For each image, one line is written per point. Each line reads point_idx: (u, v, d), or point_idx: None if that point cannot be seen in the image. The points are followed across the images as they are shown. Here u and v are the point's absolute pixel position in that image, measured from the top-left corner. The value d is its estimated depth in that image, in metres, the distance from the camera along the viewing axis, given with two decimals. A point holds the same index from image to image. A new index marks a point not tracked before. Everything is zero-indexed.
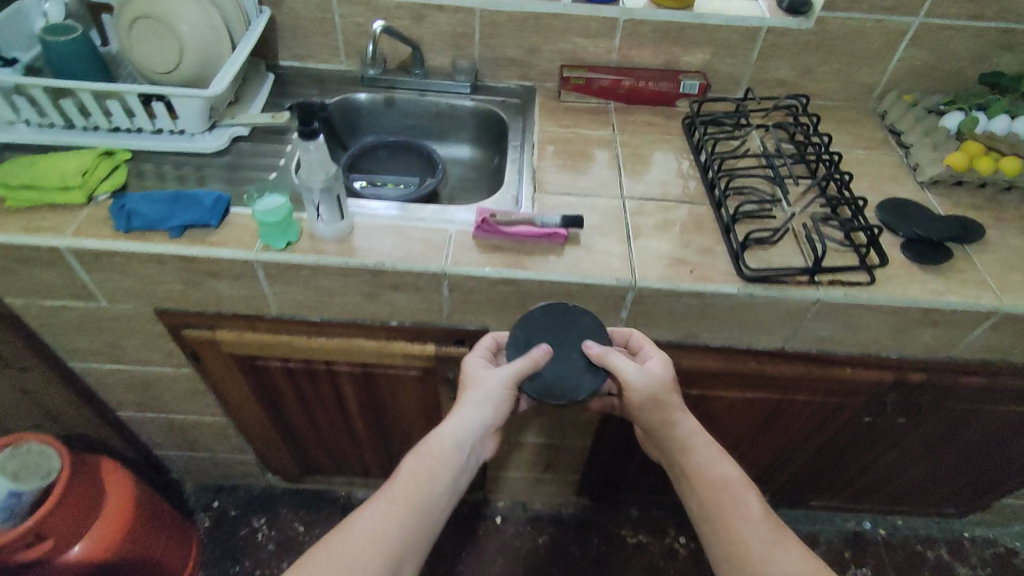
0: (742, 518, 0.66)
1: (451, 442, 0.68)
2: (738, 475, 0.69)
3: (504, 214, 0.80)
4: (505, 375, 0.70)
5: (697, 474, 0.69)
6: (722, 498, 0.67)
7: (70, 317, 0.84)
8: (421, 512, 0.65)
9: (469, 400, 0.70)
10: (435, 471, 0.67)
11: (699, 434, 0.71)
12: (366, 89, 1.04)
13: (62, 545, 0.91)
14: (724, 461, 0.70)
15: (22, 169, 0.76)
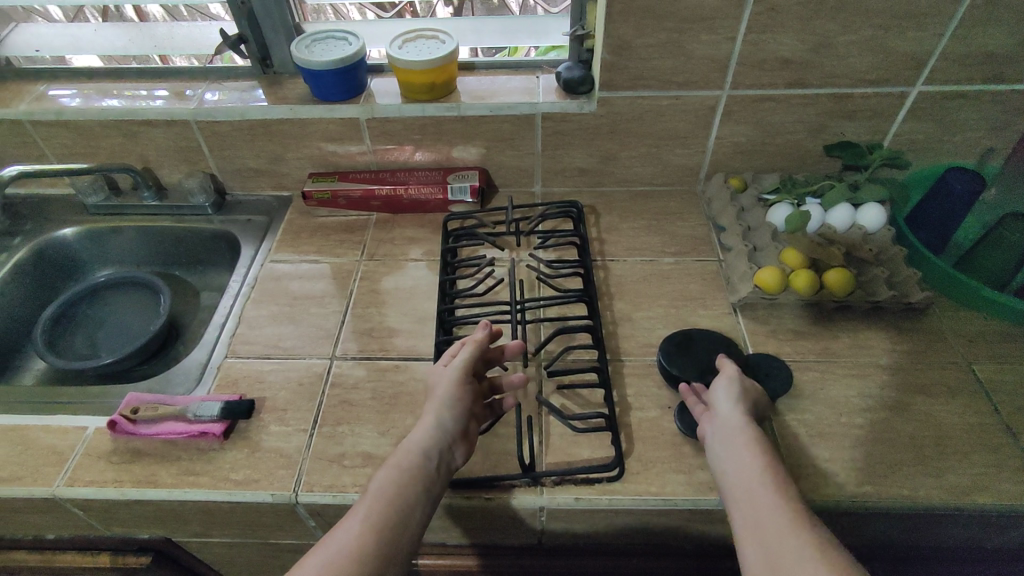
0: (779, 510, 0.48)
1: (416, 451, 0.55)
2: (773, 465, 0.53)
3: (151, 405, 0.64)
4: (460, 364, 0.61)
5: (734, 466, 0.53)
6: (761, 488, 0.50)
7: None
8: (402, 522, 0.51)
9: (435, 402, 0.59)
10: (415, 479, 0.54)
11: (726, 416, 0.57)
12: (87, 216, 0.89)
13: None
14: (760, 445, 0.54)
15: None
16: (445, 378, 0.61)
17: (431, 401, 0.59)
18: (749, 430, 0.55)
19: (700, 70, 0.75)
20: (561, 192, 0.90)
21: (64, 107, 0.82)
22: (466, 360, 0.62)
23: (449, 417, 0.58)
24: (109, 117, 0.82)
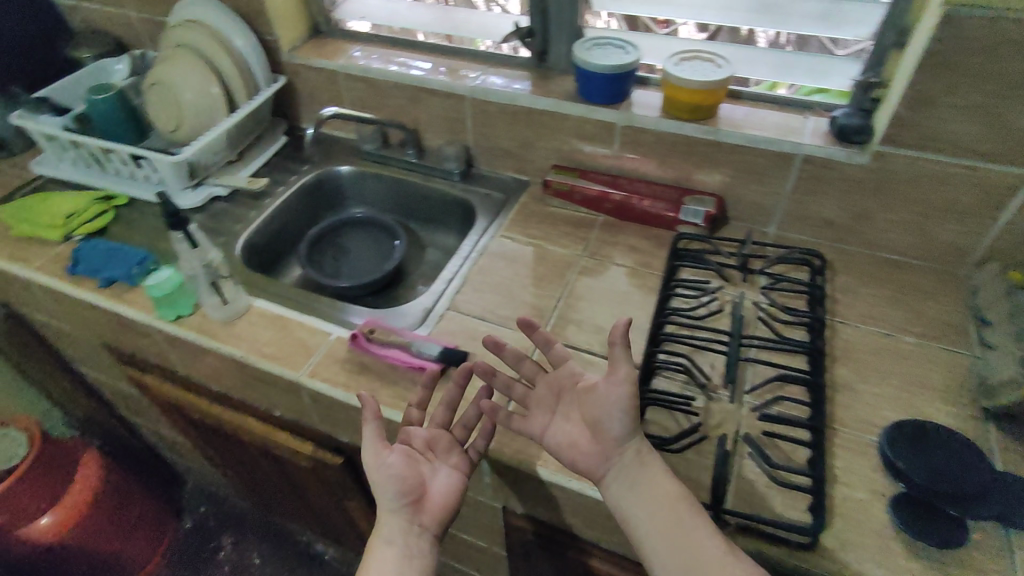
0: (700, 553, 0.52)
1: (389, 535, 0.60)
2: (669, 502, 0.55)
3: (385, 329, 0.72)
4: (371, 451, 0.60)
5: (642, 511, 0.55)
6: (672, 530, 0.54)
7: (55, 330, 0.97)
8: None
9: (384, 484, 0.60)
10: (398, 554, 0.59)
11: (619, 448, 0.58)
12: (361, 161, 1.03)
13: (32, 514, 1.04)
14: (654, 484, 0.56)
15: (26, 208, 0.91)
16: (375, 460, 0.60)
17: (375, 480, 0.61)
18: (649, 467, 0.57)
19: (1010, 144, 0.66)
20: (798, 239, 0.85)
21: (371, 67, 0.96)
22: (377, 433, 0.60)
23: (403, 496, 0.60)
24: (403, 81, 0.94)
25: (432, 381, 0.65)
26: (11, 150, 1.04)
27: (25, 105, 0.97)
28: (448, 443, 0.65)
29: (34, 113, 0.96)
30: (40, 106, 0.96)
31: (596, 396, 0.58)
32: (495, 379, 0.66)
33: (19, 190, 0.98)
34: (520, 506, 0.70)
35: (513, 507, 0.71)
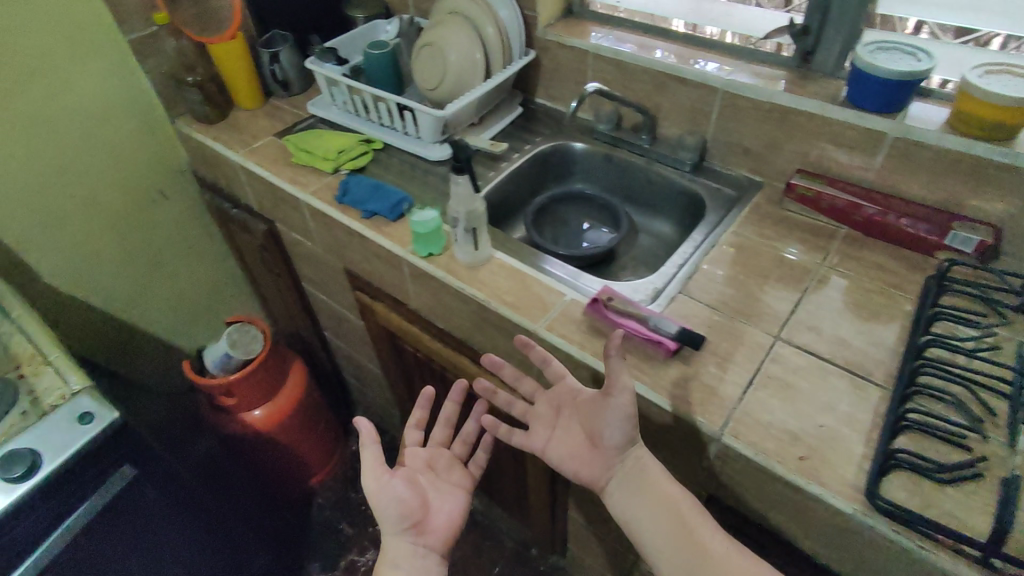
0: (698, 532, 0.63)
1: (397, 556, 0.71)
2: (664, 480, 0.67)
3: (622, 301, 0.74)
4: (372, 473, 0.71)
5: (643, 513, 0.65)
6: (671, 517, 0.64)
7: (304, 251, 1.12)
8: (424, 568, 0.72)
9: (391, 513, 0.71)
10: (412, 564, 0.71)
11: (622, 455, 0.68)
12: (592, 140, 1.07)
13: (251, 405, 1.20)
14: (636, 467, 0.67)
15: (307, 140, 1.04)
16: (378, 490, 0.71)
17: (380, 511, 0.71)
18: (639, 463, 0.68)
19: None
20: None
21: (623, 50, 0.98)
22: (381, 459, 0.72)
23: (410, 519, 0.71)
24: (653, 66, 0.96)
25: (428, 403, 0.84)
26: (292, 89, 1.21)
27: (315, 55, 1.10)
28: (449, 461, 0.85)
29: (322, 59, 1.09)
30: (327, 54, 1.09)
31: (604, 422, 0.67)
32: (499, 395, 0.83)
33: (295, 125, 1.13)
34: (730, 500, 0.69)
35: (721, 499, 0.70)
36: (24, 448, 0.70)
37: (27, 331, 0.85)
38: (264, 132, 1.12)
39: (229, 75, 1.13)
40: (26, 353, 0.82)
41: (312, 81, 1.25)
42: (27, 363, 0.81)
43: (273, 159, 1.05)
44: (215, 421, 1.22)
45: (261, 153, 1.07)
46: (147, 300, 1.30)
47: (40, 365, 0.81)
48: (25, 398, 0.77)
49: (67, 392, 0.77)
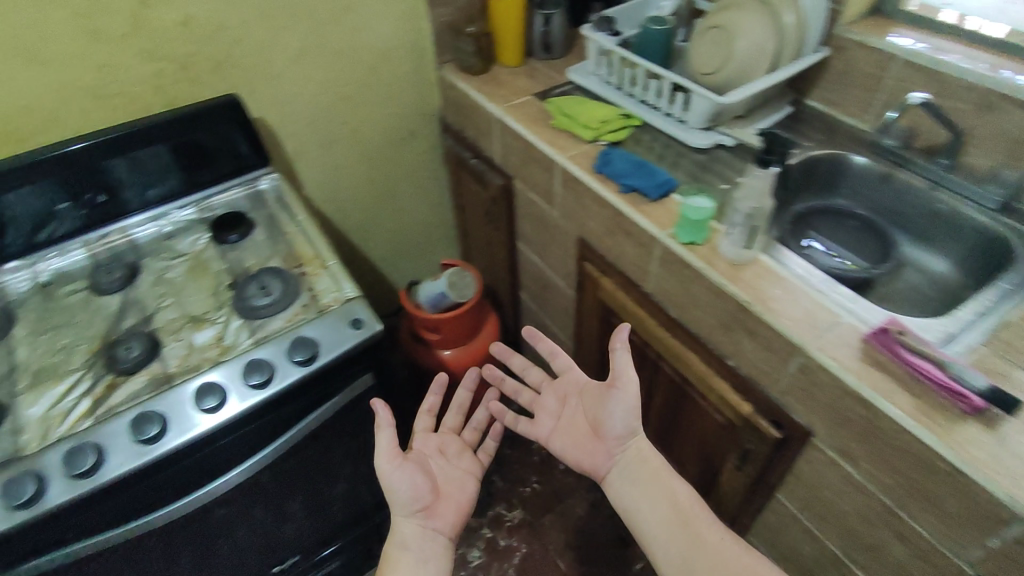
0: (675, 505, 0.82)
1: (406, 535, 0.80)
2: (656, 463, 0.85)
3: (917, 338, 0.67)
4: (388, 452, 0.79)
5: (645, 497, 0.83)
6: (663, 495, 0.82)
7: (535, 210, 1.15)
8: (435, 545, 0.81)
9: (403, 496, 0.79)
10: (420, 540, 0.80)
11: (622, 443, 0.86)
12: (874, 155, 0.98)
13: (444, 345, 1.26)
14: (642, 450, 0.86)
15: (569, 105, 1.06)
16: (392, 474, 0.79)
17: (393, 494, 0.79)
18: (632, 449, 0.86)
19: None
20: None
21: (945, 60, 0.88)
22: (393, 444, 0.80)
23: (421, 500, 0.80)
24: (983, 83, 0.84)
25: (438, 389, 0.94)
26: (552, 53, 1.23)
27: (591, 22, 1.10)
28: (459, 448, 0.92)
29: (597, 28, 1.09)
30: (603, 24, 1.09)
31: (606, 409, 0.84)
32: (506, 382, 1.01)
33: (554, 89, 1.14)
34: None
35: None
36: (154, 412, 0.72)
37: (311, 236, 0.95)
38: (524, 91, 1.16)
39: (502, 35, 1.19)
40: (309, 255, 0.92)
41: (571, 49, 1.26)
42: (309, 264, 0.91)
43: (532, 118, 1.08)
44: (411, 350, 1.31)
45: (520, 111, 1.11)
46: (374, 227, 1.43)
47: (320, 269, 0.90)
48: (307, 294, 0.86)
49: (342, 298, 0.85)
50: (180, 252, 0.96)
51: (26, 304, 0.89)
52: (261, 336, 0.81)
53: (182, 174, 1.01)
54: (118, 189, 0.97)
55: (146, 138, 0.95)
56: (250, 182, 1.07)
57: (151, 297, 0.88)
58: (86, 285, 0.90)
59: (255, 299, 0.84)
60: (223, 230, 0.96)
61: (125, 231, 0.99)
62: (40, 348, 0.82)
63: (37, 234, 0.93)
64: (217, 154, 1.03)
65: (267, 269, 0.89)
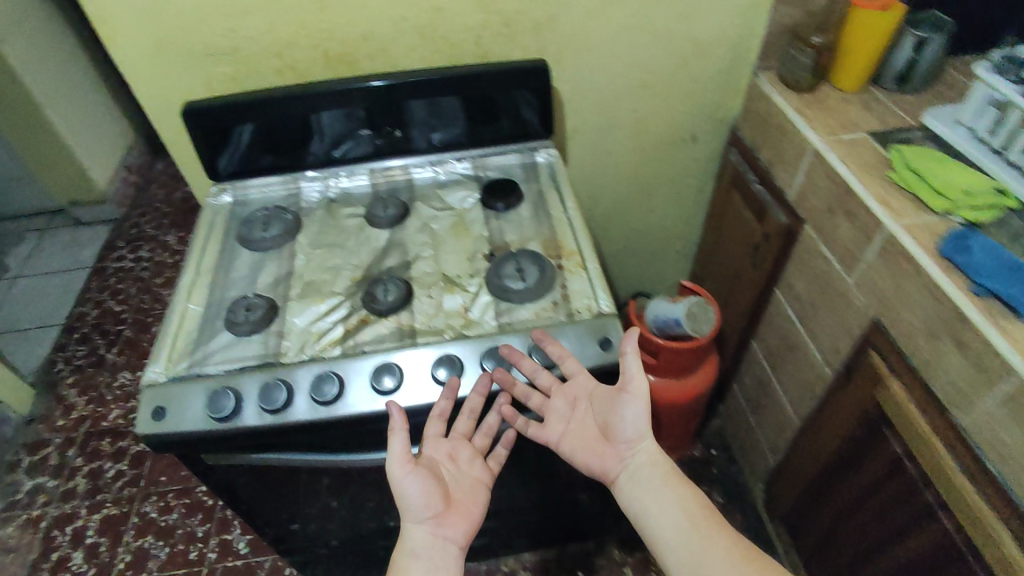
0: (681, 513, 0.74)
1: (416, 540, 0.73)
2: (662, 467, 0.77)
3: None
4: (400, 455, 0.70)
5: (656, 502, 0.75)
6: (672, 504, 0.75)
7: (819, 266, 0.96)
8: (444, 554, 0.73)
9: (415, 500, 0.73)
10: (433, 547, 0.73)
11: (634, 447, 0.78)
12: None
13: (654, 371, 1.16)
14: (648, 458, 0.78)
15: (920, 159, 0.85)
16: (404, 476, 0.71)
17: (407, 496, 0.72)
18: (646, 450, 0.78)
19: None
20: None
21: None
22: (405, 446, 0.70)
23: (434, 501, 0.73)
24: None
25: (453, 395, 0.71)
26: (908, 87, 1.01)
27: (989, 60, 0.84)
28: (470, 455, 0.78)
29: (997, 68, 0.83)
30: (1009, 64, 0.83)
31: (619, 412, 0.76)
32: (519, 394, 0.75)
33: (897, 133, 0.94)
34: None
35: None
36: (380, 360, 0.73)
37: (576, 228, 0.89)
38: (856, 125, 0.96)
39: (851, 49, 0.98)
40: (569, 248, 0.87)
41: (929, 86, 1.02)
42: (568, 258, 0.85)
43: (860, 161, 0.89)
44: None
45: (847, 148, 0.92)
46: (616, 221, 1.35)
47: (577, 268, 0.84)
48: (559, 292, 0.81)
49: (593, 310, 0.78)
50: (448, 206, 0.96)
51: (313, 214, 0.95)
52: (505, 322, 0.78)
53: (466, 125, 1.01)
54: (414, 129, 0.99)
55: (451, 86, 0.94)
56: (528, 152, 1.03)
57: (414, 243, 0.90)
58: (364, 213, 0.94)
59: (508, 280, 0.81)
60: (493, 195, 0.95)
61: (407, 169, 1.02)
62: (315, 260, 0.88)
63: (336, 149, 1.00)
64: (507, 115, 1.00)
65: (527, 251, 0.85)
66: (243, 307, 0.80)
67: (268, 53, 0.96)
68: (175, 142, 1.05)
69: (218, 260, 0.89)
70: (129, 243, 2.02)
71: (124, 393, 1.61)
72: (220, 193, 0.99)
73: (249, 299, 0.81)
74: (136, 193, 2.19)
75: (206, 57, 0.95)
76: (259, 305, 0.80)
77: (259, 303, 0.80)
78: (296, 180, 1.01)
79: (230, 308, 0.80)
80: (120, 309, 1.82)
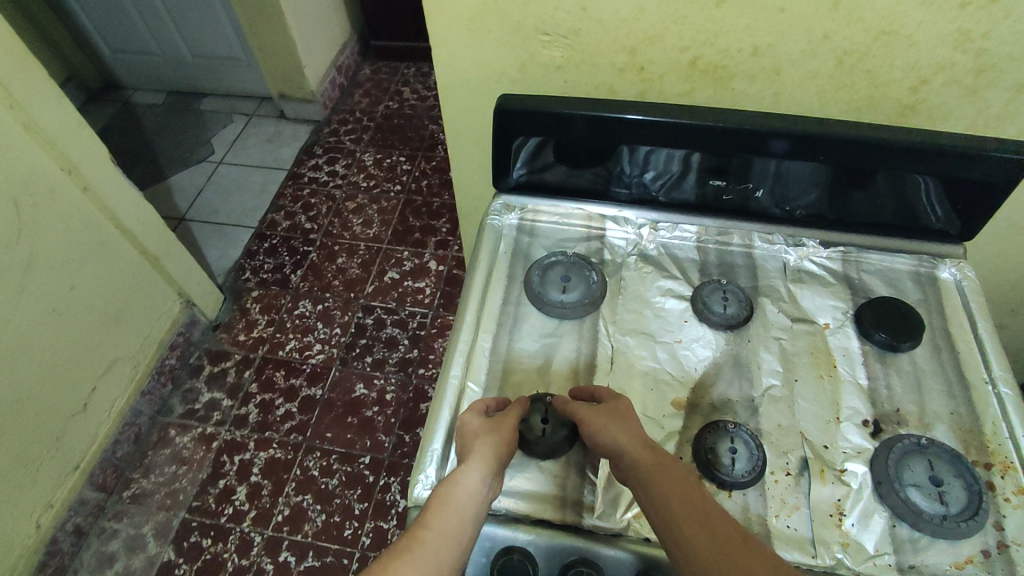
0: (674, 511, 0.49)
1: (468, 479, 0.53)
2: (647, 462, 0.53)
3: None
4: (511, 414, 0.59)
5: (650, 508, 0.51)
6: (653, 500, 0.51)
7: None
8: (474, 516, 0.52)
9: (492, 434, 0.56)
10: (477, 495, 0.52)
11: (635, 469, 0.53)
12: None
13: None
14: (626, 458, 0.54)
15: None
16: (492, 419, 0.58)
17: (484, 432, 0.57)
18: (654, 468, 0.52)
19: None
20: None
21: None
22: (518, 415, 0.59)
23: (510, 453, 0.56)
24: None
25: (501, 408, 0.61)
26: None
27: None
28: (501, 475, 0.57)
29: None
30: None
31: (591, 435, 0.56)
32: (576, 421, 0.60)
33: None
34: None
35: None
36: None
37: (1013, 423, 0.60)
38: None
39: None
40: (1004, 457, 0.58)
41: None
42: (1004, 475, 0.57)
43: None
44: None
45: None
46: None
47: (1021, 500, 0.56)
48: (993, 537, 0.54)
49: None
50: (805, 315, 0.69)
51: (622, 275, 0.73)
52: (910, 566, 0.53)
53: (852, 197, 0.71)
54: (759, 186, 0.72)
55: (835, 152, 0.65)
56: (929, 260, 0.73)
57: (759, 367, 0.65)
58: (692, 296, 0.70)
59: (918, 494, 0.56)
60: (877, 319, 0.67)
61: (749, 238, 0.75)
62: (623, 354, 0.66)
63: (660, 180, 0.75)
64: (892, 197, 0.70)
65: (940, 445, 0.59)
66: (539, 415, 0.60)
67: (618, 46, 0.70)
68: (454, 124, 0.84)
69: (501, 318, 0.70)
70: (325, 153, 1.93)
71: (303, 324, 1.55)
72: (505, 211, 0.79)
73: (545, 402, 0.61)
74: (339, 97, 2.08)
75: (537, 35, 0.71)
76: (558, 419, 0.60)
77: (559, 416, 0.61)
78: (602, 219, 0.78)
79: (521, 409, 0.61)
80: (309, 226, 1.75)
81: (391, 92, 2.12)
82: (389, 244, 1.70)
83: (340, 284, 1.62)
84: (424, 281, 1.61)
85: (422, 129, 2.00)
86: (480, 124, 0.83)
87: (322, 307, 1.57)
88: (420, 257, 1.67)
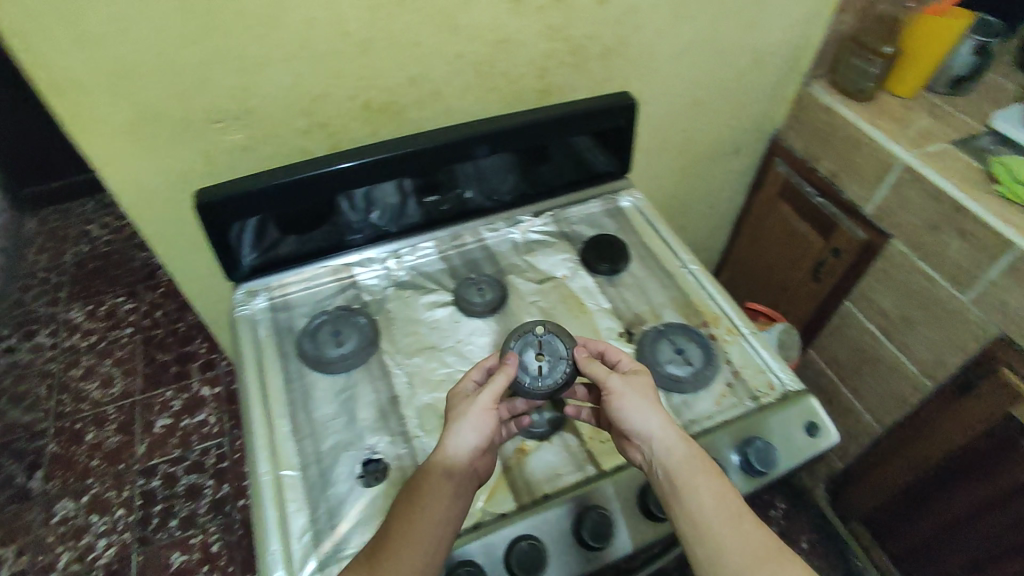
0: (714, 509, 0.54)
1: (432, 482, 0.54)
2: (680, 455, 0.57)
3: None
4: (489, 390, 0.59)
5: (682, 495, 0.55)
6: (687, 495, 0.55)
7: (919, 282, 0.94)
8: (443, 518, 0.53)
9: (463, 431, 0.57)
10: (443, 496, 0.54)
11: (667, 452, 0.57)
12: None
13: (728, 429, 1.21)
14: (665, 453, 0.57)
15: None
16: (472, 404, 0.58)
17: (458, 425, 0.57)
18: (683, 450, 0.57)
19: None
20: None
21: None
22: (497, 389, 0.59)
23: (485, 445, 0.57)
24: None
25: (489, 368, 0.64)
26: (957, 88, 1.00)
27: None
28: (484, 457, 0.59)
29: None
30: None
31: (620, 417, 0.59)
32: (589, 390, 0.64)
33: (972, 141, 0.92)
34: None
35: None
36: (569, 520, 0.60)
37: (707, 287, 0.79)
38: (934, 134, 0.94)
39: (913, 49, 0.95)
40: (712, 312, 0.77)
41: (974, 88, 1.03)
42: (717, 325, 0.75)
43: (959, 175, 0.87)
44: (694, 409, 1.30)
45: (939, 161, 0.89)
46: None
47: (731, 336, 0.74)
48: (728, 371, 0.71)
49: (777, 388, 0.69)
50: (545, 274, 0.81)
51: (387, 308, 0.77)
52: (691, 420, 0.67)
53: (537, 171, 0.85)
54: (466, 188, 0.82)
55: (506, 142, 0.77)
56: (611, 197, 0.91)
57: None
58: (453, 297, 0.77)
59: (673, 367, 0.70)
60: (595, 255, 0.81)
61: (478, 234, 0.86)
62: (419, 375, 0.69)
63: (382, 214, 0.80)
64: (562, 162, 0.86)
65: (673, 324, 0.75)
66: (535, 350, 0.64)
67: (292, 111, 0.73)
68: (161, 237, 0.79)
69: (290, 396, 0.68)
70: (18, 329, 1.61)
71: (71, 528, 1.27)
72: (250, 298, 0.77)
73: (538, 336, 0.65)
74: (8, 263, 1.75)
75: (208, 125, 0.71)
76: (553, 354, 0.64)
77: (555, 349, 0.64)
78: (348, 268, 0.81)
79: (517, 346, 0.65)
80: (32, 417, 1.44)
81: (76, 235, 1.85)
82: (143, 393, 1.49)
83: (100, 462, 1.36)
84: (204, 412, 1.45)
85: (131, 260, 1.79)
86: (188, 228, 0.80)
87: (89, 497, 1.31)
88: (188, 390, 1.49)
